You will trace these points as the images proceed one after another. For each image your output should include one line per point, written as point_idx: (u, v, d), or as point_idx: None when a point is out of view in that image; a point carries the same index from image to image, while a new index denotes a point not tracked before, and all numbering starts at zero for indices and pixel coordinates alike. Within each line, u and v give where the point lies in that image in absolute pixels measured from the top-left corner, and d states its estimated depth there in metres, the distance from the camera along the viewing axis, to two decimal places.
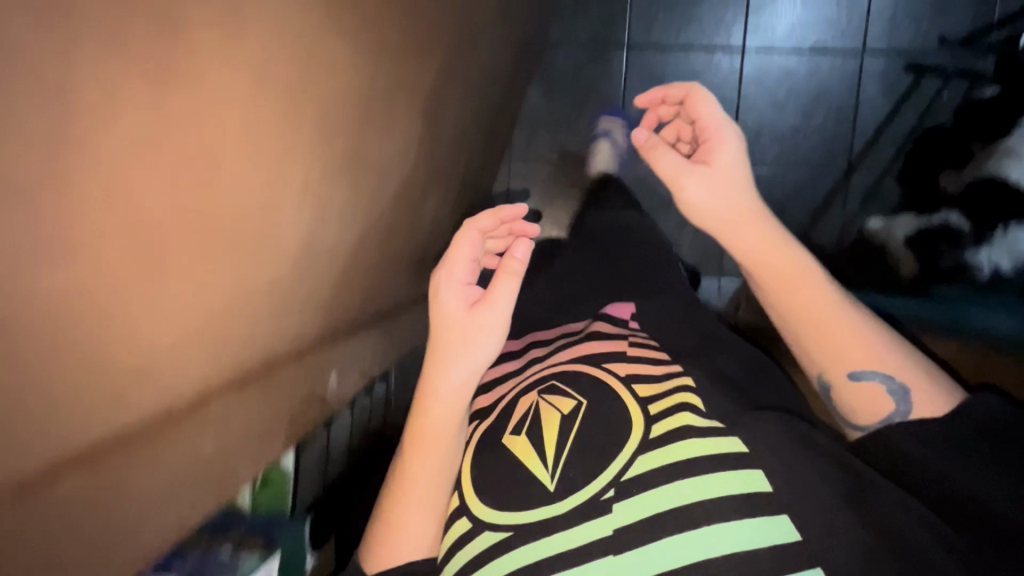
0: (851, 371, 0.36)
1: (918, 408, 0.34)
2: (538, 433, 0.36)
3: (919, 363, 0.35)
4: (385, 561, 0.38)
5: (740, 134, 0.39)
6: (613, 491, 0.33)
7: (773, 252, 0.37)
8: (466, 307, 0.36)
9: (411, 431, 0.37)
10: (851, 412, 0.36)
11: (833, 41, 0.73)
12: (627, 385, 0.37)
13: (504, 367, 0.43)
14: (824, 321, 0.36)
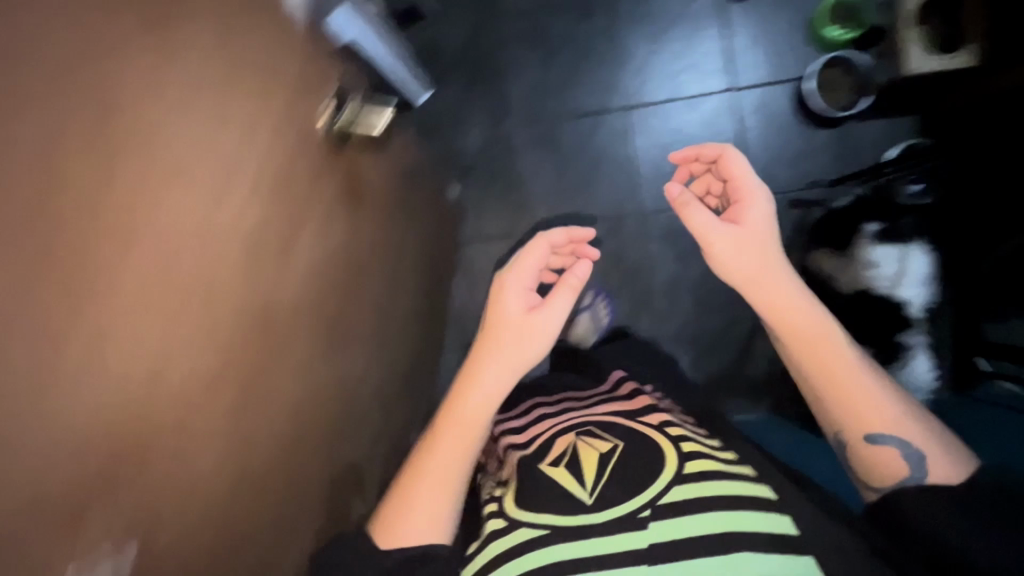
0: (870, 436, 0.47)
1: (931, 475, 0.45)
2: (575, 462, 0.49)
3: (930, 436, 0.46)
4: (397, 534, 0.47)
5: (766, 194, 0.53)
6: (649, 511, 0.46)
7: (800, 312, 0.50)
8: (526, 310, 0.53)
9: (449, 414, 0.52)
10: (869, 477, 0.47)
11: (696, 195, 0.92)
12: (661, 428, 0.51)
13: (544, 412, 0.58)
14: (844, 383, 0.48)
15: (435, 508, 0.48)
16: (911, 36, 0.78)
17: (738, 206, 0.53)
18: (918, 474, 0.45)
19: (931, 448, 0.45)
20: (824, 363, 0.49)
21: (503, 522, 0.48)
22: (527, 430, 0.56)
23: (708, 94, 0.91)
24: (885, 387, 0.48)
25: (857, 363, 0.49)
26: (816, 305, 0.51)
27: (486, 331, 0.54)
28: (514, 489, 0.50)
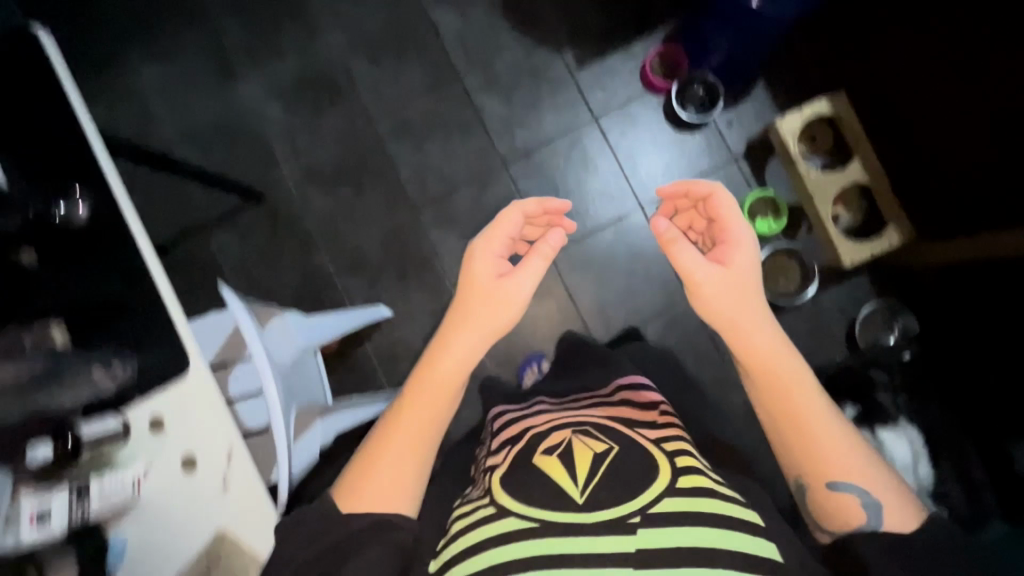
0: (839, 484, 0.55)
1: (888, 524, 0.53)
2: (566, 456, 0.58)
3: (890, 490, 0.55)
4: (356, 500, 0.59)
5: (748, 237, 0.64)
6: (640, 517, 0.52)
7: (773, 354, 0.59)
8: (497, 276, 0.66)
9: (418, 379, 0.64)
10: (835, 519, 0.55)
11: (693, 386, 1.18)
12: (659, 444, 0.60)
13: (538, 409, 0.71)
14: (822, 434, 0.56)
15: (399, 483, 0.60)
16: (840, 212, 1.18)
17: (723, 245, 0.64)
18: (873, 522, 0.54)
19: (883, 497, 0.54)
20: (794, 415, 0.57)
21: (492, 508, 0.55)
22: (514, 422, 0.68)
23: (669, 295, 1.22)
24: (848, 435, 0.57)
25: (828, 415, 0.57)
26: (785, 355, 0.59)
27: (466, 294, 0.66)
28: (502, 484, 0.57)
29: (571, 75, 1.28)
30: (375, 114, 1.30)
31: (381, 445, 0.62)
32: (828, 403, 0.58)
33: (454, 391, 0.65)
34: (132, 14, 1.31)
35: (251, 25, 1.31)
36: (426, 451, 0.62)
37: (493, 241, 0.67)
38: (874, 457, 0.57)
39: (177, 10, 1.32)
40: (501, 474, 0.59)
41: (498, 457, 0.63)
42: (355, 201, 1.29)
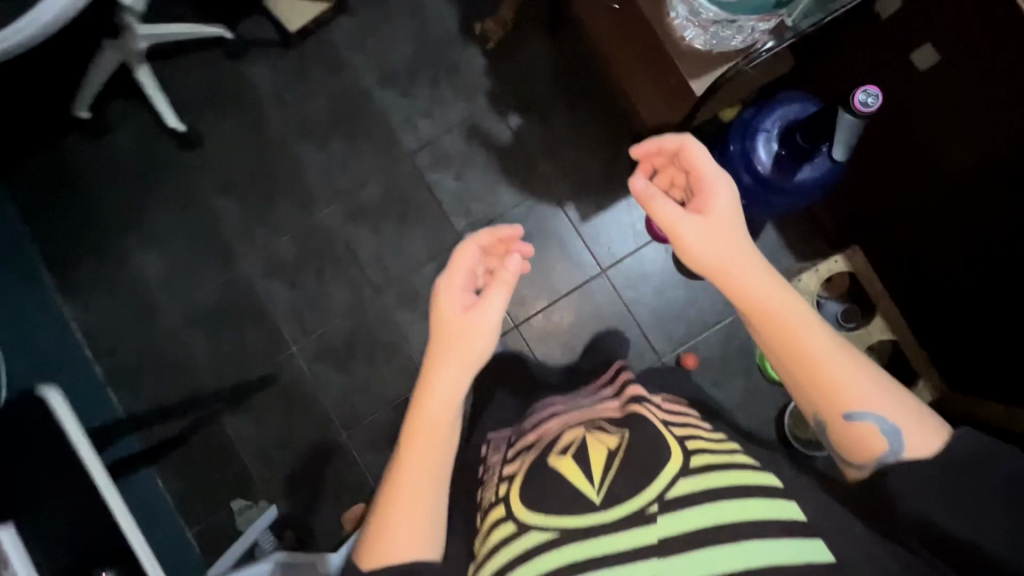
0: (860, 416, 0.62)
1: (907, 449, 0.61)
2: (580, 455, 0.67)
3: (904, 413, 0.62)
4: (381, 555, 0.64)
5: (721, 183, 0.71)
6: (658, 504, 0.61)
7: (768, 294, 0.66)
8: (461, 310, 0.71)
9: (409, 419, 0.69)
10: (865, 453, 0.62)
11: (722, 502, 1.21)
12: (667, 427, 0.69)
13: (549, 422, 0.80)
14: (834, 366, 0.63)
15: (414, 526, 0.66)
16: None
17: (703, 199, 0.71)
18: (895, 448, 0.62)
19: (901, 422, 0.62)
20: (805, 357, 0.64)
21: (514, 524, 0.64)
22: (534, 427, 0.82)
23: None
24: (863, 367, 0.64)
25: (841, 352, 0.64)
26: (784, 297, 0.66)
27: (439, 333, 0.71)
28: (521, 496, 0.66)
29: (575, 230, 1.39)
30: (377, 285, 1.40)
31: (388, 500, 0.67)
32: (839, 340, 0.65)
33: (446, 416, 0.69)
34: (126, 220, 1.45)
35: (249, 217, 1.44)
36: (436, 481, 0.68)
37: (454, 277, 0.72)
38: (886, 381, 0.64)
39: (174, 213, 1.45)
40: (518, 489, 0.67)
41: (514, 466, 0.73)
42: (365, 374, 1.37)
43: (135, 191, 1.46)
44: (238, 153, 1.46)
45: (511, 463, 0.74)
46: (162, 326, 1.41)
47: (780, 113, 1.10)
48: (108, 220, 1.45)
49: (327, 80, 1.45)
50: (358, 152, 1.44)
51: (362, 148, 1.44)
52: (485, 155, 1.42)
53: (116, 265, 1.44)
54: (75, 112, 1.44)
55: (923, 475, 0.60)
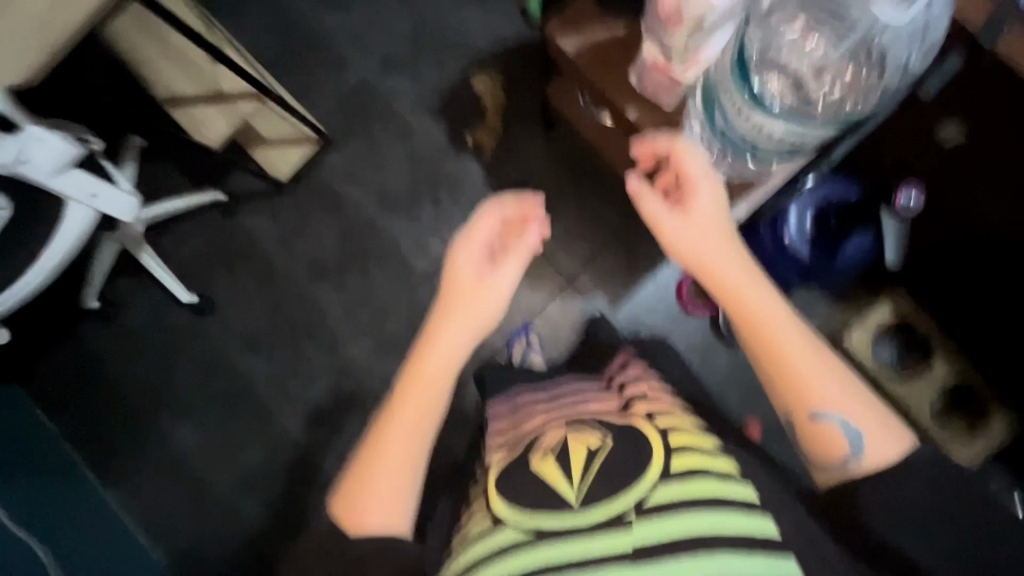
0: (823, 417, 0.67)
1: (867, 456, 0.66)
2: (561, 451, 0.71)
3: (867, 419, 0.66)
4: (358, 516, 0.68)
5: (705, 180, 0.77)
6: (638, 512, 0.64)
7: (741, 282, 0.72)
8: (476, 277, 0.76)
9: (408, 380, 0.74)
10: (820, 451, 0.68)
11: None
12: (650, 427, 0.74)
13: (533, 421, 0.86)
14: (812, 368, 0.68)
15: (391, 488, 0.70)
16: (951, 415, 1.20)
17: (690, 197, 0.76)
18: (857, 448, 0.66)
19: (865, 429, 0.66)
20: (774, 352, 0.69)
21: (490, 521, 0.68)
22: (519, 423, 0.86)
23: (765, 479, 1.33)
24: (842, 372, 0.69)
25: (817, 351, 0.69)
26: (766, 300, 0.71)
27: (451, 294, 0.76)
28: (496, 493, 0.71)
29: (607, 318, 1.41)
30: None
31: (370, 454, 0.71)
32: (813, 336, 0.71)
33: (442, 373, 0.74)
34: (155, 399, 1.49)
35: (278, 373, 1.47)
36: (414, 454, 0.71)
37: (473, 241, 0.77)
38: (856, 390, 0.68)
39: (202, 382, 1.49)
40: (494, 485, 0.72)
41: (495, 458, 0.78)
42: None
43: (158, 368, 1.49)
44: (263, 308, 1.50)
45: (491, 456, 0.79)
46: (211, 496, 1.45)
47: (828, 186, 1.13)
48: (139, 402, 1.49)
49: (335, 220, 1.50)
50: (376, 283, 1.48)
51: (380, 279, 1.48)
52: None
53: (170, 443, 1.47)
54: (82, 300, 1.46)
55: (905, 489, 0.64)
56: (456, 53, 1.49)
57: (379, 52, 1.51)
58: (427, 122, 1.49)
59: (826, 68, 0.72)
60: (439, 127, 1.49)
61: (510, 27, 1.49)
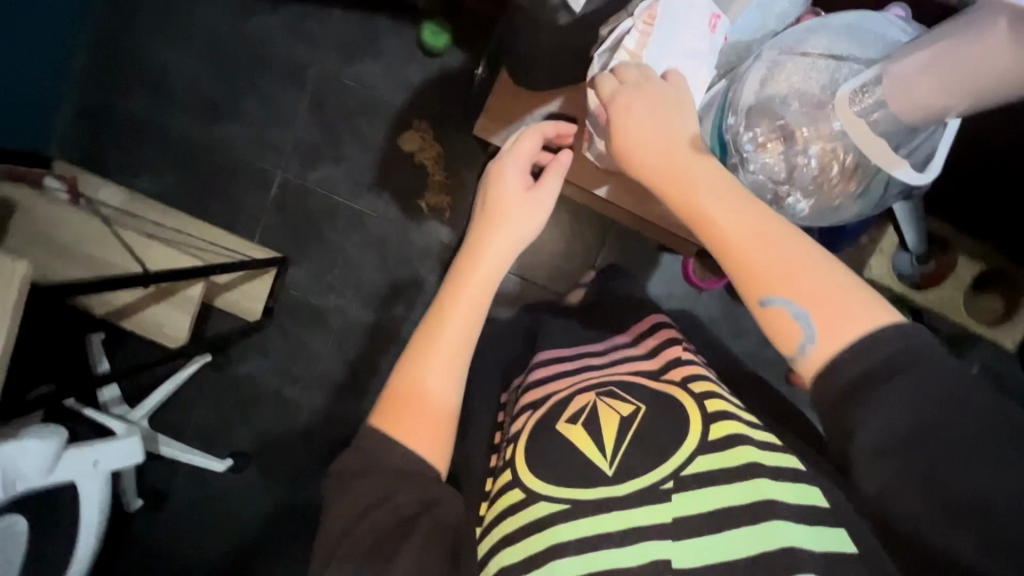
0: (766, 301, 0.50)
1: (822, 345, 0.48)
2: (591, 419, 0.70)
3: (837, 312, 0.48)
4: (392, 405, 0.70)
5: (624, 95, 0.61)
6: (671, 481, 0.63)
7: (655, 159, 0.58)
8: (521, 189, 0.73)
9: (450, 288, 0.74)
10: (770, 338, 0.51)
11: None
12: (685, 385, 0.70)
13: (555, 368, 0.81)
14: (750, 245, 0.52)
15: (439, 384, 0.71)
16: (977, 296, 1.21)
17: (616, 108, 0.61)
18: (807, 337, 0.49)
19: (819, 318, 0.48)
20: (699, 227, 0.55)
21: (523, 493, 0.68)
22: (535, 384, 0.79)
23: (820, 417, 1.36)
24: (815, 260, 0.50)
25: (773, 234, 0.51)
26: (698, 175, 0.56)
27: (492, 206, 0.74)
28: (526, 465, 0.70)
29: None
30: None
31: (421, 349, 0.72)
32: (766, 215, 0.53)
33: (489, 284, 0.74)
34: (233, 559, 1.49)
35: None
36: (464, 356, 0.72)
37: (522, 152, 0.74)
38: (843, 280, 0.49)
39: (269, 526, 1.48)
40: (521, 455, 0.71)
41: (518, 425, 0.76)
42: None
43: (224, 531, 1.49)
44: (293, 440, 1.47)
45: (514, 421, 0.77)
46: None
47: None
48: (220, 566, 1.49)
49: (323, 332, 1.43)
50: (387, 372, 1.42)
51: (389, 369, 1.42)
52: (504, 309, 1.41)
53: None
54: (125, 505, 1.44)
55: (887, 413, 0.44)
56: (371, 117, 1.37)
57: (293, 146, 1.40)
58: (373, 200, 1.39)
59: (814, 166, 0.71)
60: (385, 200, 1.39)
61: (416, 69, 1.34)
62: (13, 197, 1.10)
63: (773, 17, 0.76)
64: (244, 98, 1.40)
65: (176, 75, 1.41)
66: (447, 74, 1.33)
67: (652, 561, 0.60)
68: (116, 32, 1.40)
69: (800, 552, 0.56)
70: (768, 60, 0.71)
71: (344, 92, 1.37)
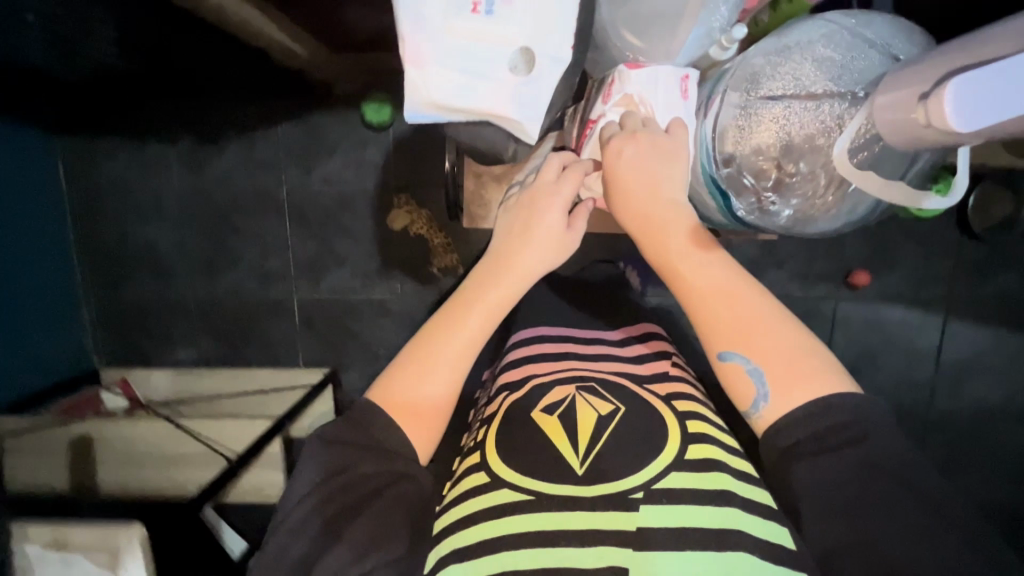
0: (722, 354, 0.56)
1: (773, 404, 0.54)
2: (568, 411, 0.68)
3: (803, 396, 0.53)
4: (394, 387, 0.65)
5: (631, 142, 0.63)
6: (641, 493, 0.58)
7: (637, 205, 0.61)
8: (562, 224, 0.67)
9: (481, 279, 0.68)
10: (727, 387, 0.57)
11: (967, 342, 1.32)
12: (666, 399, 0.69)
13: (541, 351, 0.78)
14: (718, 308, 0.57)
15: (439, 383, 0.65)
16: None
17: (611, 154, 0.63)
18: (762, 392, 0.55)
19: (773, 381, 0.54)
20: (673, 285, 0.59)
21: (488, 477, 0.62)
22: (518, 364, 0.77)
23: (890, 312, 1.32)
24: (789, 337, 0.56)
25: (744, 300, 0.57)
26: (683, 238, 0.59)
27: (529, 211, 0.68)
28: (496, 450, 0.65)
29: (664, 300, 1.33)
30: None
31: (434, 336, 0.66)
32: (736, 281, 0.58)
33: (513, 294, 0.67)
34: None
35: None
36: (473, 355, 0.66)
37: (571, 182, 0.67)
38: (819, 358, 0.55)
39: None
40: (494, 437, 0.66)
41: (492, 407, 0.72)
42: None
43: None
44: None
45: (490, 402, 0.74)
46: None
47: None
48: None
49: None
50: None
51: None
52: None
53: None
54: None
55: (824, 474, 0.50)
56: (349, 211, 1.38)
57: (294, 266, 1.42)
58: (379, 285, 1.41)
59: (806, 157, 0.68)
60: (397, 279, 1.40)
61: (370, 150, 1.34)
62: (90, 434, 1.24)
63: (717, 29, 0.70)
64: (232, 242, 1.42)
65: (164, 248, 1.44)
66: (402, 141, 1.32)
67: (609, 565, 0.54)
68: (94, 235, 1.44)
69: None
70: (774, 47, 0.69)
71: (316, 197, 1.38)
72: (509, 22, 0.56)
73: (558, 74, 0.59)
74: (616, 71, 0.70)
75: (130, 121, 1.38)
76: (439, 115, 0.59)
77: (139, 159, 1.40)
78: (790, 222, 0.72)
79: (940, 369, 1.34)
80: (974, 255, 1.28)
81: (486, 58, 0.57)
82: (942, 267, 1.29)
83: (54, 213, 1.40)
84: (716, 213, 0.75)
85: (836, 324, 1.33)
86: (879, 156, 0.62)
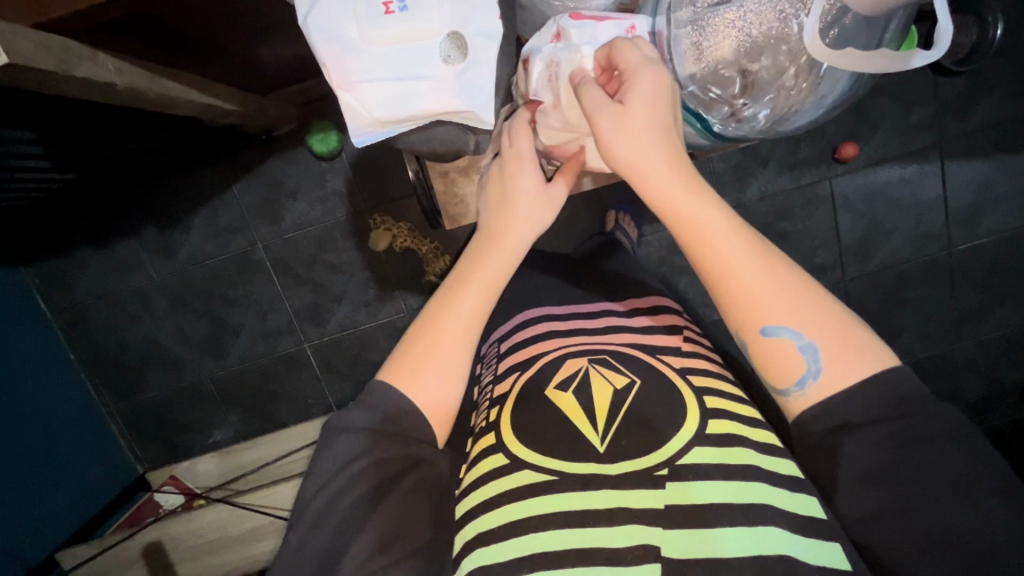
0: (765, 328, 0.52)
1: (822, 368, 0.50)
2: (580, 384, 0.65)
3: (850, 368, 0.50)
4: (409, 376, 0.62)
5: (651, 74, 0.56)
6: (665, 469, 0.56)
7: (663, 168, 0.55)
8: (541, 181, 0.65)
9: (476, 246, 0.66)
10: (773, 363, 0.52)
11: (968, 184, 1.30)
12: (682, 372, 0.65)
13: (545, 324, 0.75)
14: (738, 258, 0.53)
15: (455, 384, 0.63)
16: None
17: (636, 81, 0.55)
18: (813, 368, 0.51)
19: (828, 356, 0.50)
20: (714, 259, 0.54)
21: (507, 459, 0.60)
22: (523, 343, 0.74)
23: (883, 178, 1.29)
24: (807, 283, 0.53)
25: (769, 259, 0.53)
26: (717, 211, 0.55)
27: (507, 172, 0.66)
28: (514, 434, 0.62)
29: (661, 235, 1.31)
30: None
31: (442, 309, 0.64)
32: (755, 242, 0.54)
33: (507, 266, 0.65)
34: None
35: None
36: (476, 332, 0.64)
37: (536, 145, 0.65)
38: (844, 314, 0.52)
39: None
40: (510, 419, 0.64)
41: (503, 388, 0.68)
42: None
43: None
44: None
45: (499, 383, 0.70)
46: None
47: None
48: None
49: None
50: None
51: None
52: None
53: None
54: None
55: (855, 461, 0.48)
56: (327, 250, 1.35)
57: (295, 318, 1.40)
58: (380, 313, 1.39)
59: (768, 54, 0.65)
60: (400, 298, 1.38)
61: (330, 184, 1.30)
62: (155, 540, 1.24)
63: None
64: (229, 314, 1.40)
65: (166, 340, 1.43)
66: (359, 162, 1.29)
67: (638, 544, 0.52)
68: (95, 350, 1.43)
69: (794, 561, 0.49)
70: None
71: (294, 244, 1.35)
72: (428, 12, 0.53)
73: (493, 49, 0.56)
74: (558, 23, 0.65)
75: (90, 230, 1.35)
76: (390, 131, 0.56)
77: (111, 264, 1.38)
78: (768, 122, 0.71)
79: (949, 220, 1.32)
80: (953, 95, 1.24)
81: (417, 59, 0.54)
82: (924, 114, 1.25)
83: (50, 340, 1.39)
84: (694, 136, 0.71)
85: (834, 206, 1.31)
86: (852, 31, 0.59)
